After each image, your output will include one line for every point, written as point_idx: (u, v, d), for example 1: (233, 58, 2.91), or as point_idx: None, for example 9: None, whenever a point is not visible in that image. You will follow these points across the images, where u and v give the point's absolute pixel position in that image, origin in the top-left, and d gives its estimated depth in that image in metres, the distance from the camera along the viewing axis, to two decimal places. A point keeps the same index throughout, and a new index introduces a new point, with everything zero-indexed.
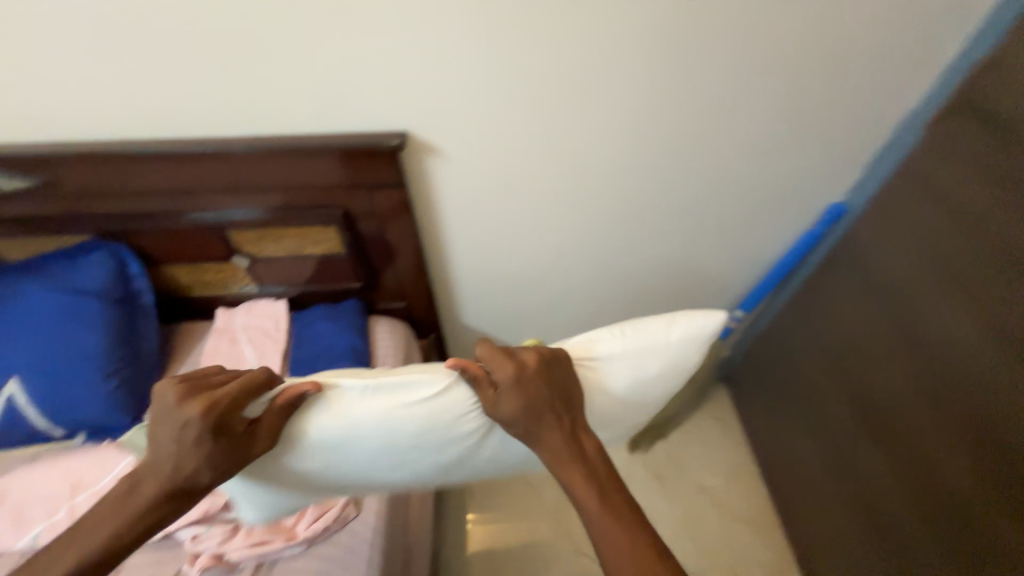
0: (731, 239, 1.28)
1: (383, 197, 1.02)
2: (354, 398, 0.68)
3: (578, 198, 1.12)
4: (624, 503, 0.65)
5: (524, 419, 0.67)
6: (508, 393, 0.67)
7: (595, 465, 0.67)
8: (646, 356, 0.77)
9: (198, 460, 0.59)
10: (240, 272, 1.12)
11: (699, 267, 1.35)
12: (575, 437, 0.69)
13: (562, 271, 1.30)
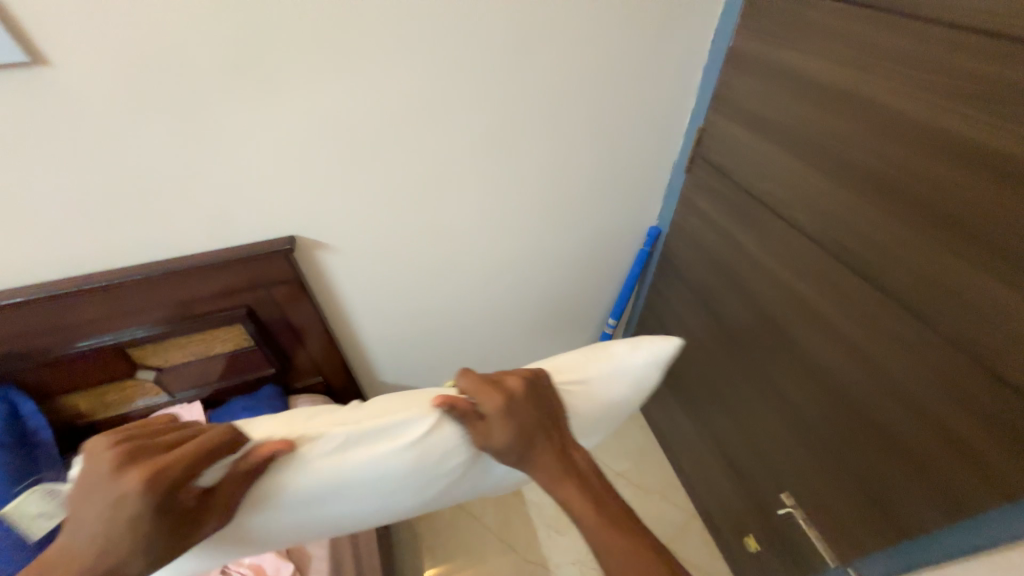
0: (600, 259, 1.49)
1: (284, 294, 1.11)
2: (331, 456, 0.66)
3: (462, 260, 1.30)
4: (615, 510, 0.69)
5: (516, 444, 0.70)
6: (500, 422, 0.69)
7: (586, 480, 0.71)
8: (623, 374, 0.83)
9: (139, 546, 0.54)
10: (147, 383, 1.14)
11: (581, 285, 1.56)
12: (568, 457, 0.73)
13: (463, 319, 1.47)
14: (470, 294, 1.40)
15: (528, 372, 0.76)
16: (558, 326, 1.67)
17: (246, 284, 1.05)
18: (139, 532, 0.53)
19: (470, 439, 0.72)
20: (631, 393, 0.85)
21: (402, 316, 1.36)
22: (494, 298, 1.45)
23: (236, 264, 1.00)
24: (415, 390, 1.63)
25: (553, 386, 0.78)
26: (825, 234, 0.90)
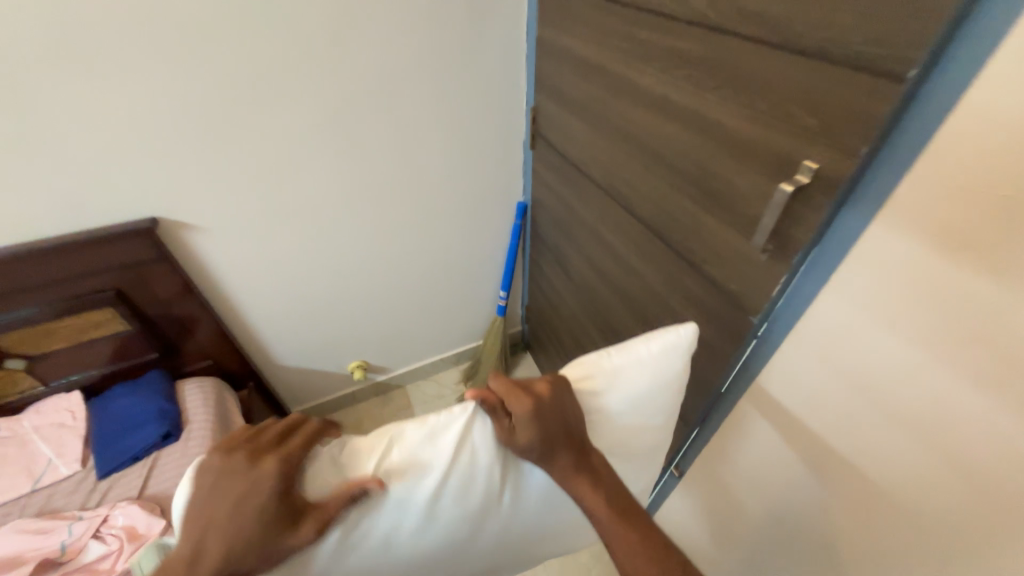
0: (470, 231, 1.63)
1: (156, 274, 1.19)
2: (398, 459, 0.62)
3: (337, 235, 1.41)
4: (619, 495, 0.69)
5: (542, 448, 0.65)
6: (521, 427, 0.64)
7: (603, 476, 0.69)
8: (618, 371, 0.74)
9: (243, 527, 0.52)
10: (17, 371, 1.16)
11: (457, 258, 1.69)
12: (587, 461, 0.68)
13: (352, 295, 1.58)
14: (353, 269, 1.51)
15: (550, 375, 0.70)
16: (451, 298, 1.81)
17: (112, 265, 1.11)
18: (222, 534, 0.52)
19: (497, 441, 0.65)
20: (630, 392, 0.73)
21: (287, 293, 1.45)
22: (378, 272, 1.57)
23: (96, 245, 1.07)
24: (314, 369, 1.72)
25: (573, 389, 0.70)
26: (595, 171, 1.05)
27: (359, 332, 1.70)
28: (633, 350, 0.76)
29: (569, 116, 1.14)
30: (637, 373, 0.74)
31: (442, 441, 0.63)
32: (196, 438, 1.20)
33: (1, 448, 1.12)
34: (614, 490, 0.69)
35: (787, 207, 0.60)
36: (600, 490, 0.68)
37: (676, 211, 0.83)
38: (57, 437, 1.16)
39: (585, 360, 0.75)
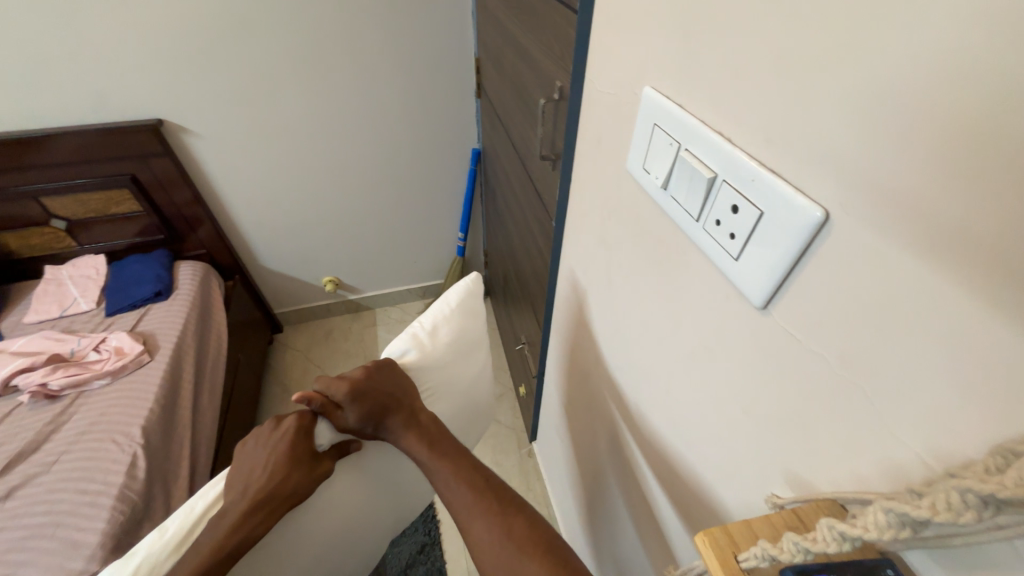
0: (433, 172, 1.85)
1: (160, 167, 1.50)
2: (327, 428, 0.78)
3: (308, 158, 1.67)
4: (450, 451, 0.77)
5: (372, 421, 0.78)
6: (349, 408, 0.77)
7: (427, 429, 0.79)
8: (430, 336, 0.95)
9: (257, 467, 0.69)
10: (58, 231, 1.54)
11: (420, 194, 1.91)
12: (413, 420, 0.80)
13: (323, 215, 1.85)
14: (324, 192, 1.78)
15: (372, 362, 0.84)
16: (415, 233, 2.04)
17: (126, 153, 1.44)
18: (209, 548, 0.62)
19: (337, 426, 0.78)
20: (445, 344, 0.96)
21: (268, 204, 1.75)
22: (346, 198, 1.83)
23: (113, 135, 1.39)
24: (293, 279, 2.04)
25: (390, 367, 0.84)
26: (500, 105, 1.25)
27: (331, 251, 1.99)
28: (444, 328, 0.97)
29: (490, 65, 1.32)
30: (448, 332, 0.97)
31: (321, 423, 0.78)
32: (179, 300, 1.54)
33: (45, 286, 1.52)
34: (446, 440, 0.79)
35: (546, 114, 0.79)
36: (427, 443, 0.77)
37: (523, 139, 1.02)
38: (82, 284, 1.54)
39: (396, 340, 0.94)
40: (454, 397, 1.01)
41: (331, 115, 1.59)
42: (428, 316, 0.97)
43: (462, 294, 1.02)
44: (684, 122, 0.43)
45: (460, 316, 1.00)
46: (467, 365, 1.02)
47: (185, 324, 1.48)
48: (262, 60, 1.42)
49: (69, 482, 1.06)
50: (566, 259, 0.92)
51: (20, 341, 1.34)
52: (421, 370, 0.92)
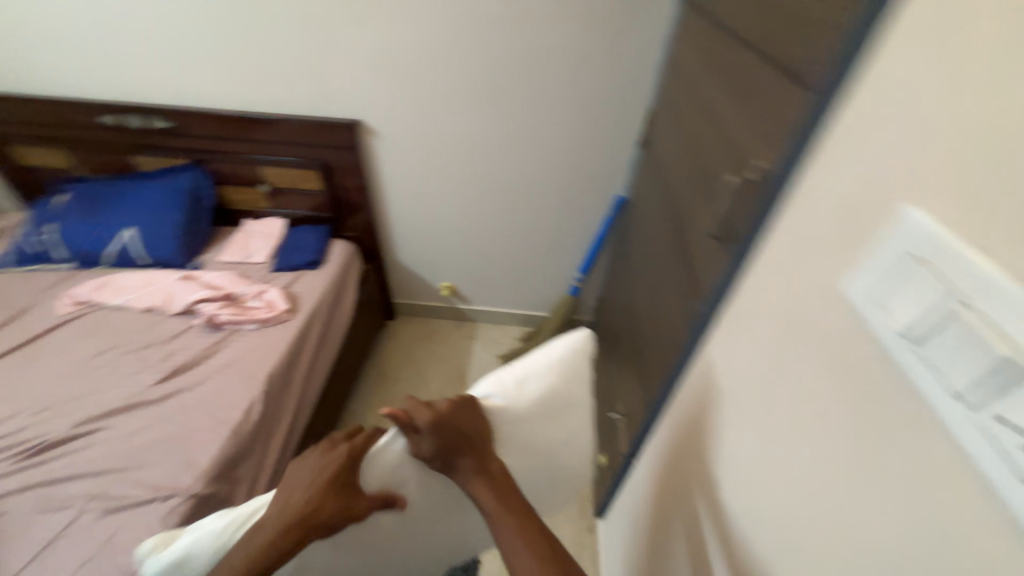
0: (572, 208, 1.84)
1: (346, 157, 1.74)
2: (388, 453, 0.78)
3: (463, 174, 1.79)
4: (515, 511, 0.75)
5: (443, 457, 0.77)
6: (426, 438, 0.75)
7: (494, 478, 0.78)
8: (519, 385, 0.90)
9: (302, 481, 0.72)
10: (261, 193, 1.87)
11: (552, 227, 1.91)
12: (484, 466, 0.79)
13: (459, 227, 1.96)
14: (466, 206, 1.88)
15: (455, 397, 0.82)
16: (536, 262, 2.05)
17: (326, 142, 1.70)
18: (244, 553, 0.68)
19: (407, 452, 0.78)
20: (533, 397, 0.90)
21: (417, 206, 1.91)
22: (484, 216, 1.91)
23: (322, 127, 1.66)
24: (418, 277, 2.19)
25: (472, 407, 0.82)
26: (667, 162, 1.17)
27: (456, 260, 2.09)
28: (536, 383, 0.92)
29: (667, 120, 1.26)
30: (537, 388, 0.91)
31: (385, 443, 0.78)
32: (326, 270, 1.75)
33: (240, 234, 1.86)
34: (512, 497, 0.77)
35: (734, 191, 0.69)
36: (495, 492, 0.76)
37: (692, 202, 0.93)
38: (263, 239, 1.84)
39: (485, 381, 0.92)
40: (536, 454, 0.95)
41: (493, 140, 1.68)
42: (522, 366, 0.93)
43: (563, 352, 0.95)
44: (969, 268, 0.32)
45: (556, 375, 0.94)
46: (552, 427, 0.95)
47: (324, 294, 1.67)
48: (450, 82, 1.56)
49: (204, 405, 1.24)
50: (707, 349, 0.79)
51: (210, 274, 1.64)
52: (502, 418, 0.87)
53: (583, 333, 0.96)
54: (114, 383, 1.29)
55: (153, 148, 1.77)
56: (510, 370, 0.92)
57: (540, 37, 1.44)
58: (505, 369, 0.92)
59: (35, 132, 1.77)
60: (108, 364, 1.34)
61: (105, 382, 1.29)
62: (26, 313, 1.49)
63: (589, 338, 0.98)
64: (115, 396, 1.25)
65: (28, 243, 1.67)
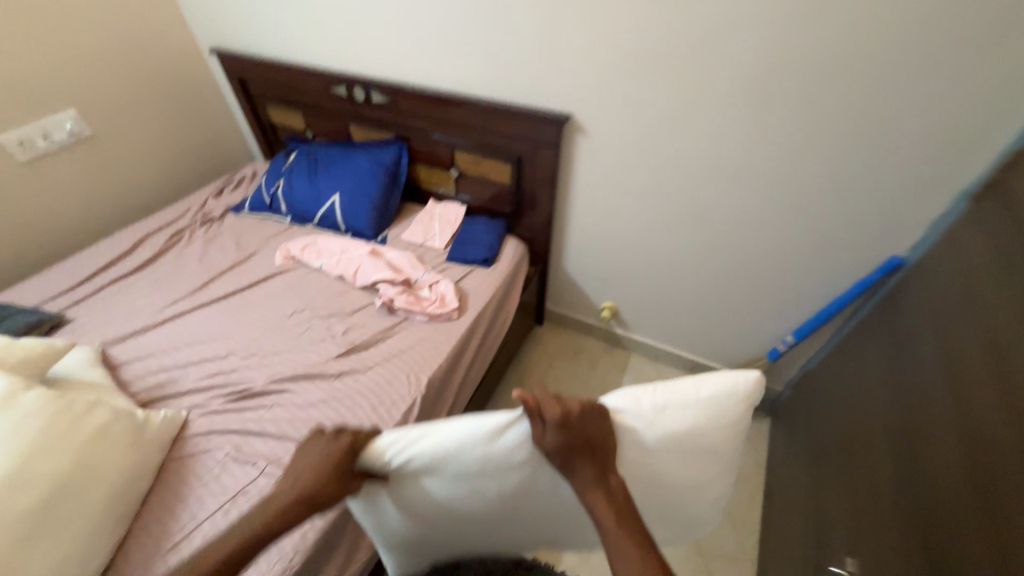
0: (809, 254, 1.43)
1: (543, 154, 1.58)
2: (493, 435, 0.84)
3: (673, 191, 1.50)
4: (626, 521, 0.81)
5: (565, 454, 0.81)
6: (553, 433, 0.79)
7: (615, 497, 0.81)
8: (659, 411, 0.80)
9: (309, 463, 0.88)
10: (449, 177, 1.84)
11: (770, 270, 1.53)
12: (603, 475, 0.82)
13: (646, 249, 1.69)
14: (663, 228, 1.61)
15: (584, 401, 0.81)
16: (729, 307, 1.69)
17: (526, 134, 1.55)
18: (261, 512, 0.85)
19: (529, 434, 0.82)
20: (672, 426, 0.81)
21: (604, 217, 1.69)
22: (682, 242, 1.61)
23: (529, 118, 1.50)
24: (579, 289, 1.99)
25: (602, 417, 0.81)
26: None
27: (630, 283, 1.83)
28: (669, 415, 0.81)
29: None
30: (678, 419, 0.80)
31: (497, 422, 0.83)
32: (496, 271, 1.66)
33: (424, 213, 1.87)
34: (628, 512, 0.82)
35: None
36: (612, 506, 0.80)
37: (924, 466, 0.95)
38: (442, 224, 1.82)
39: (620, 391, 0.84)
40: (663, 484, 0.91)
41: (729, 157, 1.35)
42: (665, 391, 0.81)
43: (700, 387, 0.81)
44: None
45: (693, 409, 0.81)
46: (683, 458, 0.86)
47: (491, 296, 1.58)
48: (697, 81, 1.27)
49: (370, 394, 1.24)
50: None
51: (393, 253, 1.67)
52: (629, 435, 0.83)
53: (756, 375, 0.81)
54: (303, 347, 1.37)
55: (368, 120, 1.85)
56: (650, 389, 0.82)
57: (824, 61, 1.13)
58: (643, 385, 0.83)
59: (284, 96, 1.99)
60: (301, 325, 1.44)
61: (297, 343, 1.39)
62: (251, 259, 1.70)
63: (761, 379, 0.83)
64: (302, 361, 1.33)
65: (262, 194, 1.91)
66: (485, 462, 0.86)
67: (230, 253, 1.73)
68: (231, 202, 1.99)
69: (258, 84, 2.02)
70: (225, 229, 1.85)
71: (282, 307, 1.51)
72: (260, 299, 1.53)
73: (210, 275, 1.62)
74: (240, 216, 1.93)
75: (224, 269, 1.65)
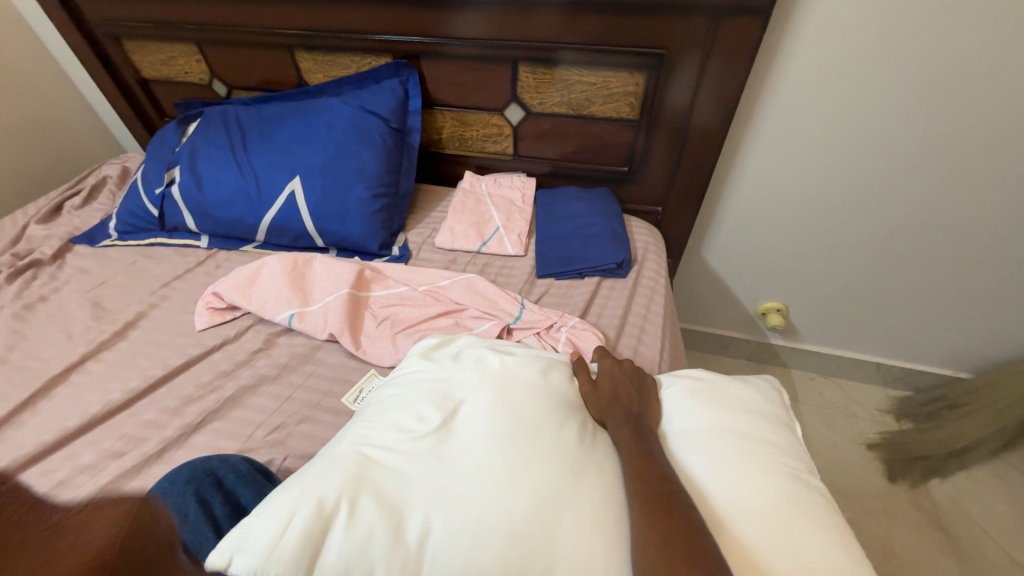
0: None
1: (718, 44, 0.79)
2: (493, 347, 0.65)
3: (998, 80, 0.77)
4: (670, 525, 0.43)
5: (604, 404, 0.59)
6: (589, 397, 0.61)
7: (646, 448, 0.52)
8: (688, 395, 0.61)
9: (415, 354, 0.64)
10: (505, 125, 1.01)
11: None
12: (638, 420, 0.57)
13: (882, 203, 0.96)
14: (934, 160, 0.88)
15: (626, 361, 0.67)
16: (1010, 280, 1.01)
17: (631, 11, 0.80)
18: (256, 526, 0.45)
19: (587, 394, 0.61)
20: (703, 393, 0.61)
21: (812, 156, 0.93)
22: (960, 183, 0.90)
23: None
24: (723, 291, 1.22)
25: (639, 378, 0.64)
26: None
27: (822, 268, 1.10)
28: (708, 439, 0.55)
29: None
30: (707, 415, 0.57)
31: (541, 359, 0.64)
32: (645, 280, 0.87)
33: (463, 195, 1.02)
34: (638, 447, 0.52)
35: None
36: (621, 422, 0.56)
37: None
38: (505, 207, 1.00)
39: (665, 391, 0.64)
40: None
41: None
42: (712, 388, 0.61)
43: (789, 419, 0.60)
44: None
45: (707, 379, 0.63)
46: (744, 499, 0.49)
47: (662, 328, 0.80)
48: None
49: None
50: None
51: (444, 280, 0.84)
52: (675, 431, 0.58)
53: (774, 378, 0.65)
54: None
55: (335, 36, 0.97)
56: (697, 397, 0.60)
57: None
58: (676, 399, 0.61)
59: (156, 14, 1.05)
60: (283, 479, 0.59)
61: None
62: (128, 335, 0.78)
63: (778, 382, 0.64)
64: None
65: (141, 201, 0.98)
66: (494, 387, 0.57)
67: (81, 332, 0.79)
68: (84, 227, 1.04)
69: None
70: (69, 280, 0.91)
71: (219, 442, 0.63)
72: (157, 438, 0.63)
73: (30, 393, 0.69)
74: (100, 250, 0.98)
75: (61, 373, 0.72)
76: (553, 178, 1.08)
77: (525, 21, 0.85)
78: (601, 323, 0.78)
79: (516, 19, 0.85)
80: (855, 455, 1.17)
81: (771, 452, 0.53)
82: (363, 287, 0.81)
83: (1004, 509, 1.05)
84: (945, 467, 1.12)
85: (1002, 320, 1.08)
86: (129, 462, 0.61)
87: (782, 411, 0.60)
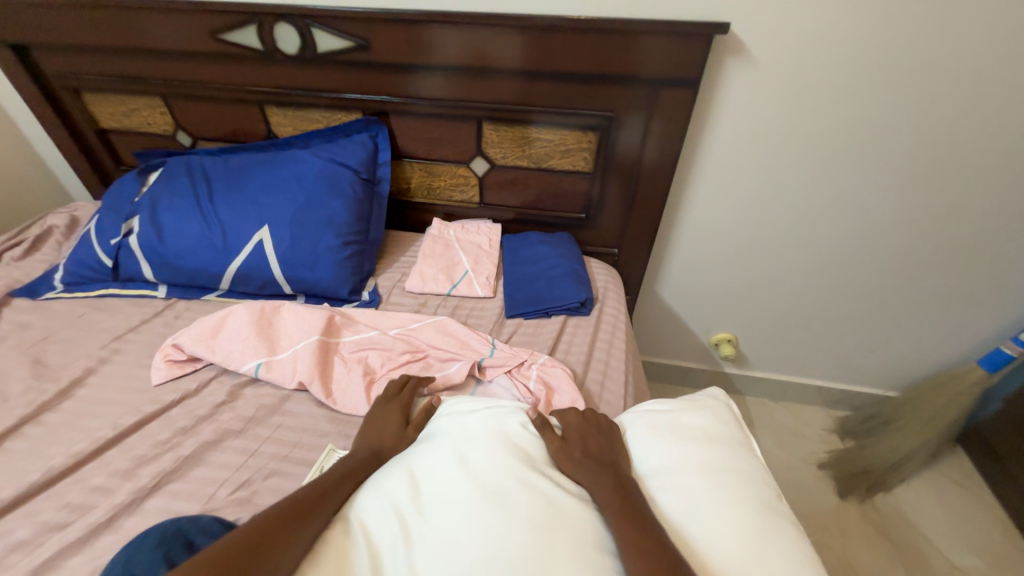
0: None
1: (657, 111, 0.91)
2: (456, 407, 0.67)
3: (880, 142, 0.93)
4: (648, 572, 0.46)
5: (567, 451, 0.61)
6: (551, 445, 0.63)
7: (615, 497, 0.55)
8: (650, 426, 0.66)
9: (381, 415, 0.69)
10: (470, 176, 1.08)
11: (993, 243, 1.03)
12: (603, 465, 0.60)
13: (803, 243, 1.10)
14: (840, 206, 1.03)
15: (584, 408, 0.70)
16: (914, 307, 1.16)
17: (582, 82, 0.91)
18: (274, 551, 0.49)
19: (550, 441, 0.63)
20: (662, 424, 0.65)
21: (743, 204, 1.06)
22: (859, 229, 1.06)
23: (635, 36, 0.84)
24: (678, 324, 1.31)
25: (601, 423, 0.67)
26: None
27: (762, 301, 1.22)
28: (678, 478, 0.58)
29: None
30: (669, 444, 0.62)
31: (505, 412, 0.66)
32: (607, 318, 0.93)
33: (432, 240, 1.06)
34: (609, 493, 0.55)
35: None
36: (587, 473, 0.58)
37: None
38: (472, 251, 1.05)
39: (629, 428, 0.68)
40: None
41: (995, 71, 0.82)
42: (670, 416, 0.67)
43: (739, 430, 0.66)
44: None
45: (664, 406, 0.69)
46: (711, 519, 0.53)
47: (626, 361, 0.85)
48: None
49: None
50: None
51: (414, 323, 0.85)
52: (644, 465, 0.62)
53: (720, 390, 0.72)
54: None
55: (307, 94, 1.02)
56: (657, 428, 0.65)
57: None
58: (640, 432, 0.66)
59: (119, 67, 1.06)
60: None
61: None
62: (75, 393, 0.74)
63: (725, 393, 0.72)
64: None
65: (94, 251, 0.94)
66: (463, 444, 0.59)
67: (17, 393, 0.73)
68: (25, 279, 0.98)
69: (58, 51, 1.06)
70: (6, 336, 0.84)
71: (178, 505, 0.60)
72: (106, 504, 0.59)
73: None
74: (42, 304, 0.92)
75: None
76: (517, 223, 1.14)
77: (489, 87, 0.94)
78: (568, 360, 0.82)
79: (481, 84, 0.94)
80: (809, 476, 1.24)
81: (727, 469, 0.59)
82: (332, 332, 0.81)
83: (941, 519, 1.14)
84: (887, 480, 1.20)
85: (915, 342, 1.22)
86: (73, 534, 0.56)
87: (734, 425, 0.67)
